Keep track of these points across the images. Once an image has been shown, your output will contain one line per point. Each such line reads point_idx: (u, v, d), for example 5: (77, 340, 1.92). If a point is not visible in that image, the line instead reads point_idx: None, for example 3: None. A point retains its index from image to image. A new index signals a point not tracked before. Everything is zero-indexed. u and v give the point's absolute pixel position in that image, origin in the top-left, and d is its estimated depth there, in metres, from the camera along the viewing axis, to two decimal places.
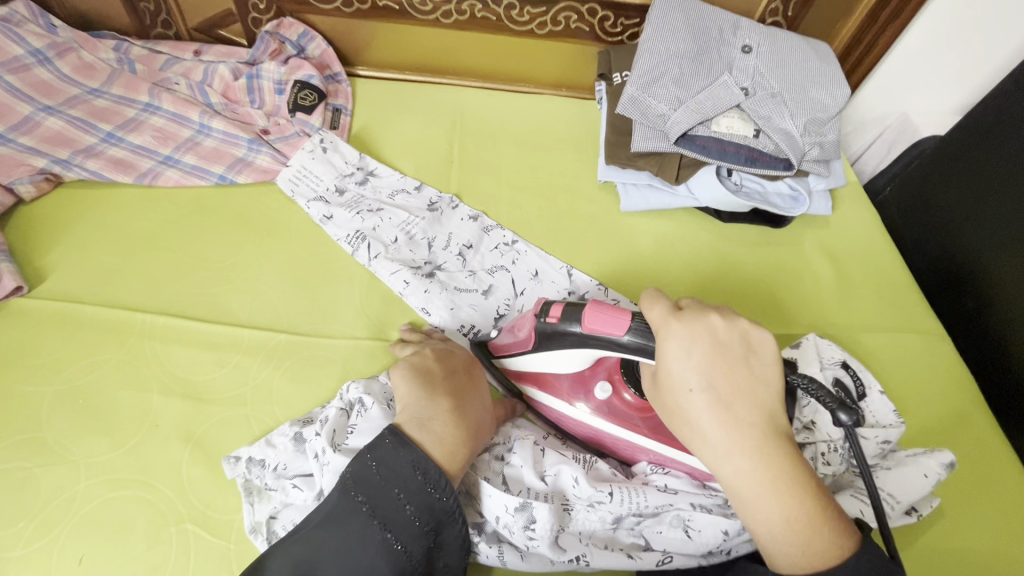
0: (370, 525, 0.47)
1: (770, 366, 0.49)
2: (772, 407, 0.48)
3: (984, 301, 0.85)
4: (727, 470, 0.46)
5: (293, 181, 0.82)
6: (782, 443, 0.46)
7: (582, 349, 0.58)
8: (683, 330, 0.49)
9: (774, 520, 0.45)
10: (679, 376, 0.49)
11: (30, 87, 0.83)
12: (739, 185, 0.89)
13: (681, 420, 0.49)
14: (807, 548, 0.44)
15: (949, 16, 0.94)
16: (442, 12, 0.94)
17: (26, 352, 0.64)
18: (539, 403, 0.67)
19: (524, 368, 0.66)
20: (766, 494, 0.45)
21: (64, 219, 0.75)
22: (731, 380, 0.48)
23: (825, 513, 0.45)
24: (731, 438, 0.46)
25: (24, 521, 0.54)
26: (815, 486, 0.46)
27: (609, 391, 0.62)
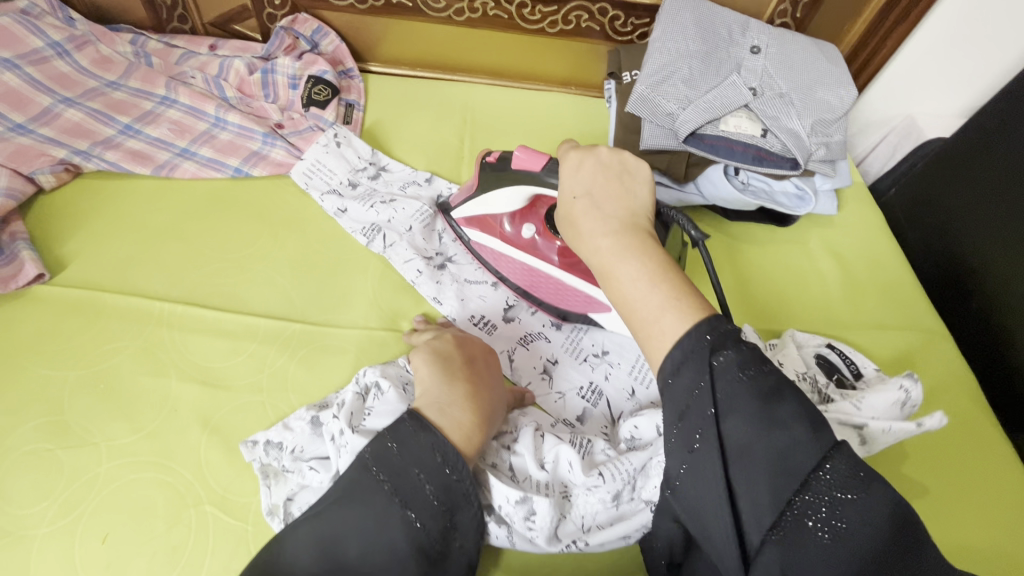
0: (391, 503, 0.48)
1: (647, 187, 0.55)
2: (640, 214, 0.52)
3: (987, 300, 0.86)
4: (594, 251, 0.50)
5: (307, 174, 0.83)
6: (643, 232, 0.50)
7: (519, 186, 0.69)
8: (579, 154, 0.56)
9: (631, 287, 0.47)
10: (567, 187, 0.55)
11: (49, 78, 0.84)
12: (746, 184, 0.90)
13: (567, 225, 0.54)
14: (659, 307, 0.45)
15: (954, 20, 0.95)
16: (455, 10, 0.95)
17: (48, 337, 0.65)
18: (471, 239, 0.77)
19: (469, 214, 0.76)
20: (623, 265, 0.48)
21: (83, 210, 0.77)
22: (607, 188, 0.53)
23: (679, 286, 0.46)
24: (598, 226, 0.51)
25: (48, 500, 0.56)
26: (673, 267, 0.48)
27: (533, 232, 0.74)
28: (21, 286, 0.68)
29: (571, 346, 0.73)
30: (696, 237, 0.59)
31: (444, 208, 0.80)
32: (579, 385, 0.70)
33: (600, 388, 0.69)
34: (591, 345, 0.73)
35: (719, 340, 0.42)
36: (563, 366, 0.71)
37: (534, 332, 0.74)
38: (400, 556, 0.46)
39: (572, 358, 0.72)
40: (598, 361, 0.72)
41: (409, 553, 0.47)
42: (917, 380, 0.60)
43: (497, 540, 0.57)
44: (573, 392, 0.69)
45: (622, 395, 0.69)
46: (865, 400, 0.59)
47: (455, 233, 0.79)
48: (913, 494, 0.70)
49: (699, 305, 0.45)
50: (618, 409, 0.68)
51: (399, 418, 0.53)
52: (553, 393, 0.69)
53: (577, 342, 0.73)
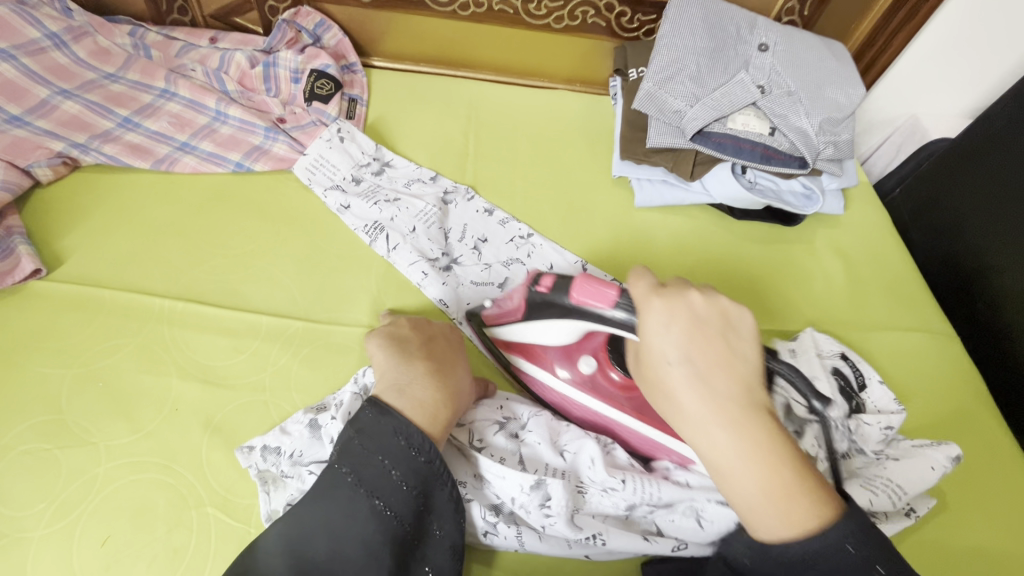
0: (357, 495, 0.46)
1: (748, 340, 0.49)
2: (751, 380, 0.47)
3: (994, 300, 0.86)
4: (702, 442, 0.45)
5: (310, 169, 0.82)
6: (761, 416, 0.45)
7: (568, 320, 0.60)
8: (664, 302, 0.49)
9: (754, 494, 0.43)
10: (656, 346, 0.48)
11: (46, 70, 0.83)
12: (753, 182, 0.89)
13: (660, 394, 0.48)
14: (789, 524, 0.42)
15: (963, 20, 0.94)
16: (460, 4, 0.94)
17: (45, 334, 0.64)
18: (516, 367, 0.69)
19: (513, 339, 0.67)
20: (744, 469, 0.43)
21: (81, 204, 0.75)
22: (708, 350, 0.47)
23: (809, 495, 0.42)
24: (708, 411, 0.45)
25: (45, 502, 0.54)
26: (800, 466, 0.43)
27: (593, 367, 0.65)
28: (17, 281, 0.66)
29: None
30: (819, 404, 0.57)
31: (477, 321, 0.70)
32: None
33: None
34: None
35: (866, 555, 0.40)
36: None
37: None
38: (373, 549, 0.45)
39: None
40: None
41: (382, 541, 0.46)
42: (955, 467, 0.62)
43: (506, 542, 0.56)
44: None
45: None
46: (908, 488, 0.60)
47: (496, 356, 0.70)
48: None
49: (833, 523, 0.41)
50: None
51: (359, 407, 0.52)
52: None
53: None
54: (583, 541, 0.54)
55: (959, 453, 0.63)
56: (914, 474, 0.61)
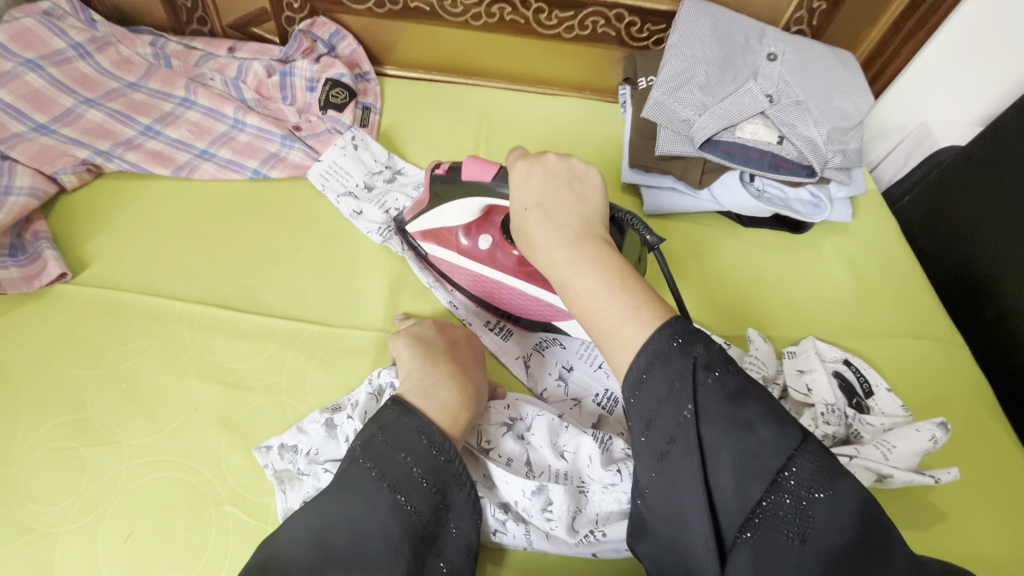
0: (380, 488, 0.49)
1: (598, 188, 0.54)
2: (593, 219, 0.52)
3: (1001, 309, 0.86)
4: (550, 265, 0.49)
5: (324, 176, 0.84)
6: (597, 240, 0.49)
7: (466, 197, 0.65)
8: (524, 162, 0.55)
9: (591, 299, 0.46)
10: (517, 198, 0.54)
11: (71, 79, 0.85)
12: (762, 191, 0.90)
13: (521, 237, 0.53)
14: (620, 320, 0.44)
15: (971, 30, 0.95)
16: (472, 14, 0.96)
17: (71, 336, 0.66)
18: (427, 253, 0.75)
19: (424, 227, 0.73)
20: (582, 278, 0.47)
21: (105, 210, 0.77)
22: (556, 195, 0.52)
23: (639, 294, 0.45)
24: (553, 239, 0.49)
25: (71, 498, 0.56)
26: (632, 275, 0.47)
27: (491, 243, 0.71)
28: (45, 284, 0.68)
29: (585, 352, 0.73)
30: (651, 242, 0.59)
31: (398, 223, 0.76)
32: (596, 392, 0.70)
33: (615, 395, 0.69)
34: None
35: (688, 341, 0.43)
36: (579, 372, 0.71)
37: (550, 338, 0.75)
38: (393, 540, 0.47)
39: (587, 365, 0.72)
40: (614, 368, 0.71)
41: (401, 534, 0.47)
42: (947, 429, 0.65)
43: (515, 540, 0.57)
44: (589, 399, 0.69)
45: None
46: (896, 450, 0.63)
47: (411, 246, 0.77)
48: (929, 505, 0.69)
49: (659, 315, 0.44)
50: None
51: (384, 405, 0.55)
52: (568, 399, 0.69)
53: (591, 348, 0.73)
54: (582, 541, 0.56)
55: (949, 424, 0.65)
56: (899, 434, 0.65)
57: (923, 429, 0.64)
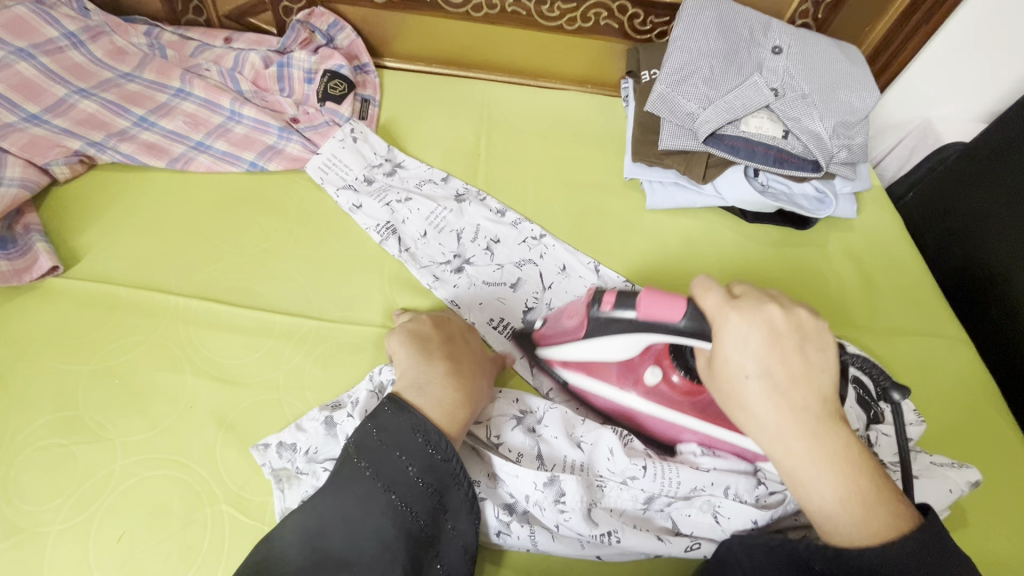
0: (374, 488, 0.48)
1: (826, 349, 0.48)
2: (826, 389, 0.47)
3: (1007, 306, 0.85)
4: (782, 453, 0.45)
5: (323, 169, 0.82)
6: (841, 429, 0.45)
7: (638, 333, 0.55)
8: (740, 316, 0.47)
9: (827, 503, 0.44)
10: (733, 360, 0.47)
11: (63, 69, 0.83)
12: (766, 185, 0.89)
13: (735, 403, 0.48)
14: (860, 534, 0.42)
15: (978, 24, 0.94)
16: (473, 5, 0.95)
17: (63, 330, 0.64)
18: (572, 382, 0.66)
19: (569, 357, 0.64)
20: (822, 480, 0.43)
21: (97, 203, 0.76)
22: (787, 364, 0.46)
23: (883, 503, 0.43)
24: (788, 424, 0.45)
25: (62, 497, 0.55)
26: (874, 477, 0.44)
27: (658, 376, 0.60)
28: (36, 278, 0.67)
29: None
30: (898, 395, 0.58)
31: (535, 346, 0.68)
32: None
33: None
34: None
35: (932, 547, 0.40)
36: None
37: None
38: (388, 542, 0.46)
39: None
40: None
41: (397, 536, 0.47)
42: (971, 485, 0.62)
43: (518, 541, 0.55)
44: None
45: None
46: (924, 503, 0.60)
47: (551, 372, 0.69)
48: None
49: (906, 530, 0.42)
50: None
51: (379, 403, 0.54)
52: (573, 399, 0.68)
53: None
54: (598, 538, 0.53)
55: (980, 477, 0.62)
56: (937, 499, 0.60)
57: (956, 488, 0.61)
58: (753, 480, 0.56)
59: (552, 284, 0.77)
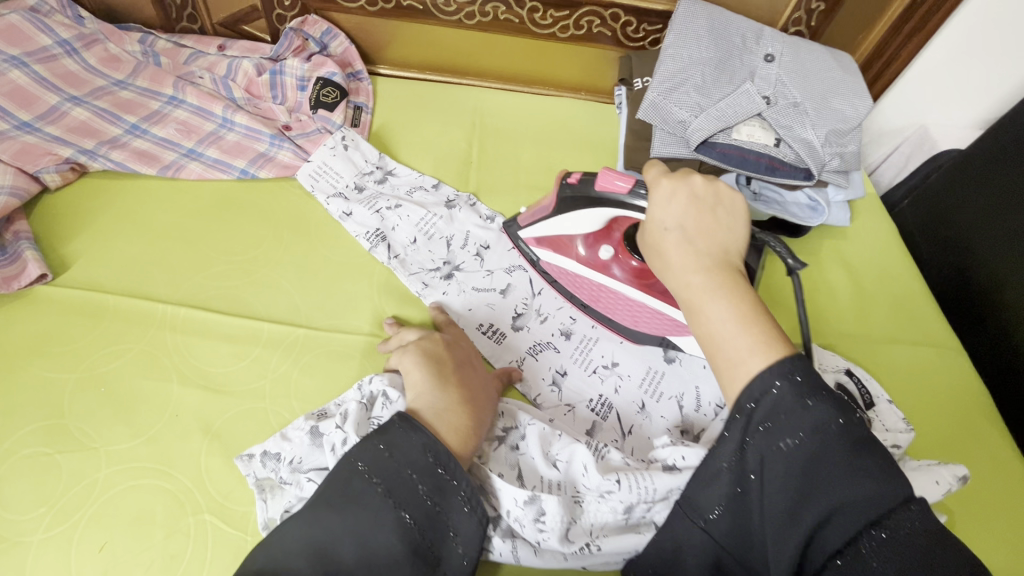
0: (385, 505, 0.49)
1: (739, 220, 0.55)
2: (731, 249, 0.53)
3: (1002, 315, 0.85)
4: (682, 285, 0.51)
5: (313, 176, 0.82)
6: (738, 273, 0.50)
7: (597, 209, 0.64)
8: (671, 182, 0.55)
9: (720, 326, 0.47)
10: (659, 215, 0.55)
11: (56, 76, 0.84)
12: (758, 193, 0.88)
13: (653, 253, 0.55)
14: (739, 352, 0.46)
15: (976, 29, 0.92)
16: (466, 13, 0.94)
17: (50, 339, 0.65)
18: (540, 258, 0.76)
19: (542, 233, 0.73)
20: (713, 304, 0.48)
21: (87, 211, 0.76)
22: (699, 220, 0.53)
23: (767, 331, 0.46)
24: (690, 260, 0.51)
25: (45, 507, 0.55)
26: (763, 312, 0.48)
27: (611, 254, 0.71)
28: (24, 286, 0.67)
29: (579, 357, 0.72)
30: (793, 266, 0.60)
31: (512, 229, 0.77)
32: (589, 399, 0.69)
33: (610, 401, 0.69)
34: (601, 357, 0.72)
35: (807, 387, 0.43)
36: (573, 378, 0.71)
37: (543, 341, 0.73)
38: (398, 559, 0.47)
39: (581, 369, 0.71)
40: (608, 373, 0.71)
41: (404, 553, 0.47)
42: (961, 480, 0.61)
43: (502, 556, 0.56)
44: (582, 404, 0.69)
45: (632, 408, 0.68)
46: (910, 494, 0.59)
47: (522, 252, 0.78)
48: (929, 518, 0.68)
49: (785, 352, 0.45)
50: (630, 421, 0.67)
51: (390, 419, 0.54)
52: (562, 406, 0.68)
53: (586, 353, 0.73)
54: (577, 553, 0.54)
55: (967, 472, 0.61)
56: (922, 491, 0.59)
57: (943, 481, 0.60)
58: None
59: (541, 291, 0.77)
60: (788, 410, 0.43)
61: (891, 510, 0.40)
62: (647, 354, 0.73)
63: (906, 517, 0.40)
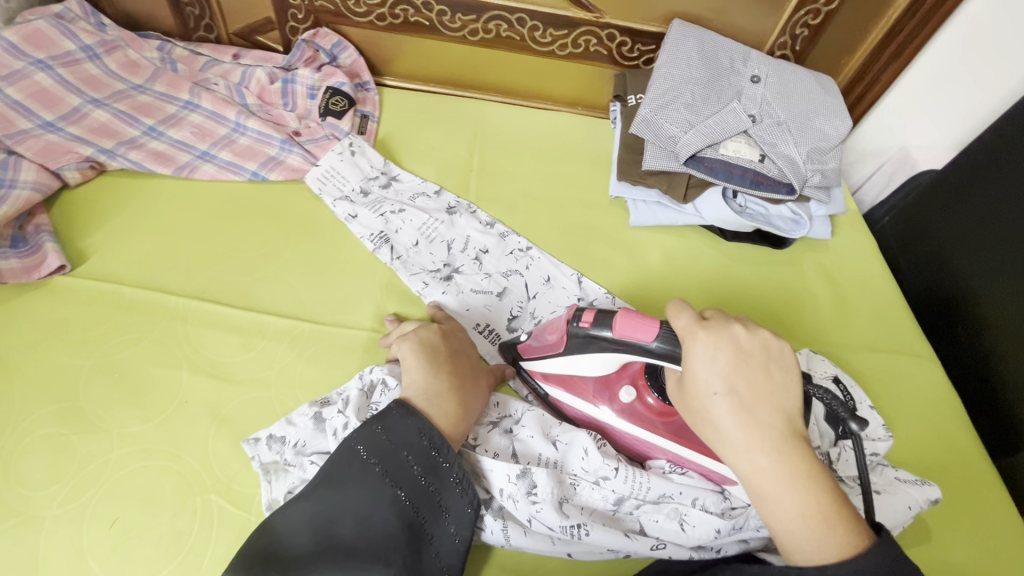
0: (382, 483, 0.52)
1: (789, 371, 0.52)
2: (790, 410, 0.50)
3: (974, 326, 0.89)
4: (747, 467, 0.49)
5: (322, 180, 0.86)
6: (803, 447, 0.48)
7: (616, 352, 0.59)
8: (709, 336, 0.51)
9: (796, 523, 0.46)
10: (703, 379, 0.51)
11: (79, 80, 0.88)
12: (743, 207, 0.93)
13: (705, 420, 0.51)
14: (819, 550, 0.45)
15: (951, 56, 0.97)
16: (470, 30, 1.00)
17: (68, 326, 0.68)
18: (551, 395, 0.70)
19: (549, 370, 0.68)
20: (782, 494, 0.47)
21: (105, 207, 0.80)
22: (753, 383, 0.50)
23: (843, 517, 0.46)
24: (752, 438, 0.48)
25: (59, 484, 0.58)
26: (831, 494, 0.47)
27: (632, 395, 0.64)
28: (44, 275, 0.71)
29: None
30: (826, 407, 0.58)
31: (512, 356, 0.72)
32: None
33: None
34: None
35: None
36: None
37: None
38: (393, 531, 0.51)
39: None
40: None
41: (399, 527, 0.51)
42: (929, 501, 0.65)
43: (493, 537, 0.58)
44: None
45: None
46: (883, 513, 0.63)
47: (533, 389, 0.72)
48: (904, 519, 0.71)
49: (861, 548, 0.45)
50: None
51: (388, 406, 0.58)
52: (556, 402, 0.72)
53: None
54: (567, 532, 0.57)
55: (940, 496, 0.65)
56: (894, 517, 0.63)
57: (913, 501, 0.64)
58: (720, 495, 0.59)
59: (536, 294, 0.81)
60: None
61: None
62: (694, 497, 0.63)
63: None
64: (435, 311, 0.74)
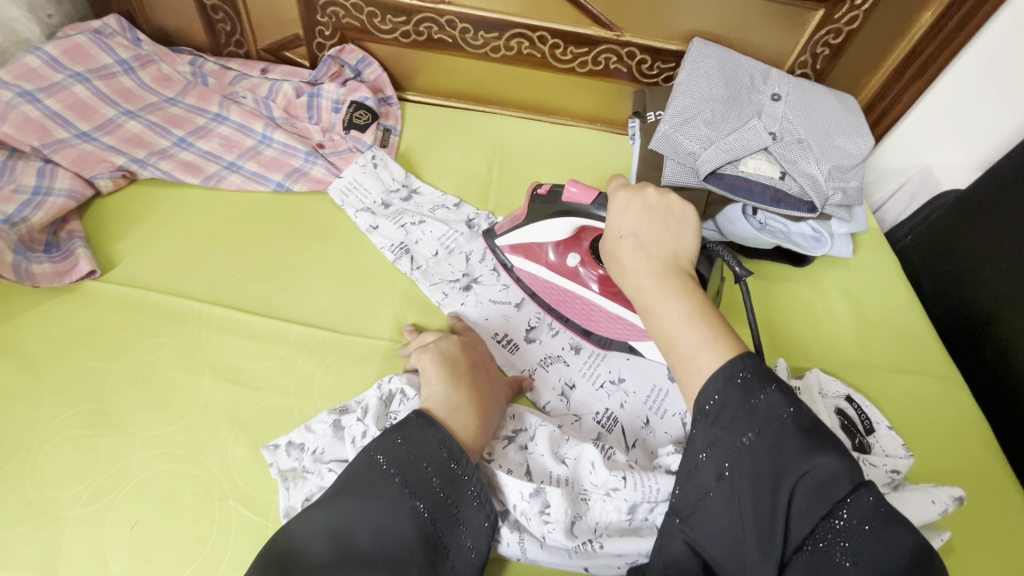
0: (401, 494, 0.52)
1: (691, 227, 0.57)
2: (683, 253, 0.55)
3: (1002, 350, 0.87)
4: (637, 289, 0.54)
5: (344, 192, 0.88)
6: (686, 274, 0.53)
7: (564, 218, 0.69)
8: (625, 195, 0.59)
9: (672, 325, 0.50)
10: (616, 226, 0.58)
11: (114, 92, 0.91)
12: (763, 224, 0.93)
13: (611, 261, 0.58)
14: (696, 349, 0.48)
15: (973, 78, 0.96)
16: (492, 47, 1.01)
17: (95, 330, 0.69)
18: (516, 266, 0.80)
19: (515, 241, 0.78)
20: (665, 303, 0.51)
21: (135, 214, 0.82)
22: (653, 228, 0.56)
23: (717, 328, 0.49)
24: (642, 265, 0.54)
25: (82, 485, 0.58)
26: (708, 306, 0.50)
27: (579, 262, 0.75)
28: (75, 280, 0.72)
29: (588, 371, 0.75)
30: (741, 275, 0.61)
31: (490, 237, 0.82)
32: (597, 411, 0.72)
33: (615, 416, 0.71)
34: (609, 372, 0.75)
35: (756, 380, 0.45)
36: (581, 391, 0.74)
37: (553, 355, 0.77)
38: (410, 543, 0.50)
39: (589, 383, 0.74)
40: (615, 389, 0.74)
41: (417, 540, 0.51)
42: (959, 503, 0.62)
43: (509, 549, 0.58)
44: (589, 416, 0.71)
45: (637, 423, 0.71)
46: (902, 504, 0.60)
47: (499, 260, 0.82)
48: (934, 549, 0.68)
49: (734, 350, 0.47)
50: (632, 437, 0.69)
51: (408, 417, 0.58)
52: (569, 415, 0.71)
53: (595, 368, 0.76)
54: (580, 547, 0.57)
55: (964, 494, 0.62)
56: (917, 510, 0.60)
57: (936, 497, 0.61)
58: None
59: None
60: (739, 405, 0.44)
61: (844, 500, 0.41)
62: (653, 372, 0.75)
63: (865, 505, 0.41)
64: (454, 322, 0.75)
